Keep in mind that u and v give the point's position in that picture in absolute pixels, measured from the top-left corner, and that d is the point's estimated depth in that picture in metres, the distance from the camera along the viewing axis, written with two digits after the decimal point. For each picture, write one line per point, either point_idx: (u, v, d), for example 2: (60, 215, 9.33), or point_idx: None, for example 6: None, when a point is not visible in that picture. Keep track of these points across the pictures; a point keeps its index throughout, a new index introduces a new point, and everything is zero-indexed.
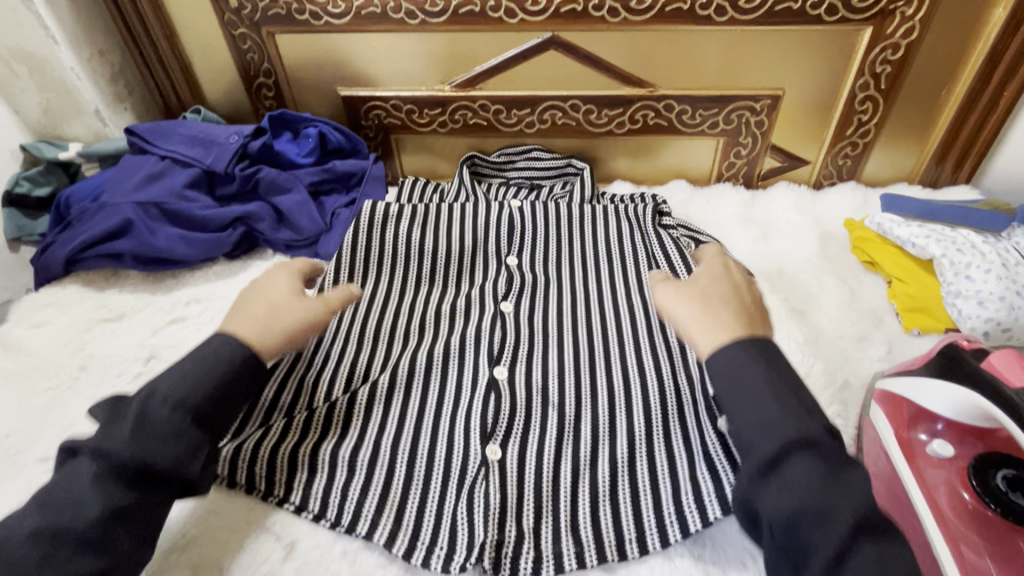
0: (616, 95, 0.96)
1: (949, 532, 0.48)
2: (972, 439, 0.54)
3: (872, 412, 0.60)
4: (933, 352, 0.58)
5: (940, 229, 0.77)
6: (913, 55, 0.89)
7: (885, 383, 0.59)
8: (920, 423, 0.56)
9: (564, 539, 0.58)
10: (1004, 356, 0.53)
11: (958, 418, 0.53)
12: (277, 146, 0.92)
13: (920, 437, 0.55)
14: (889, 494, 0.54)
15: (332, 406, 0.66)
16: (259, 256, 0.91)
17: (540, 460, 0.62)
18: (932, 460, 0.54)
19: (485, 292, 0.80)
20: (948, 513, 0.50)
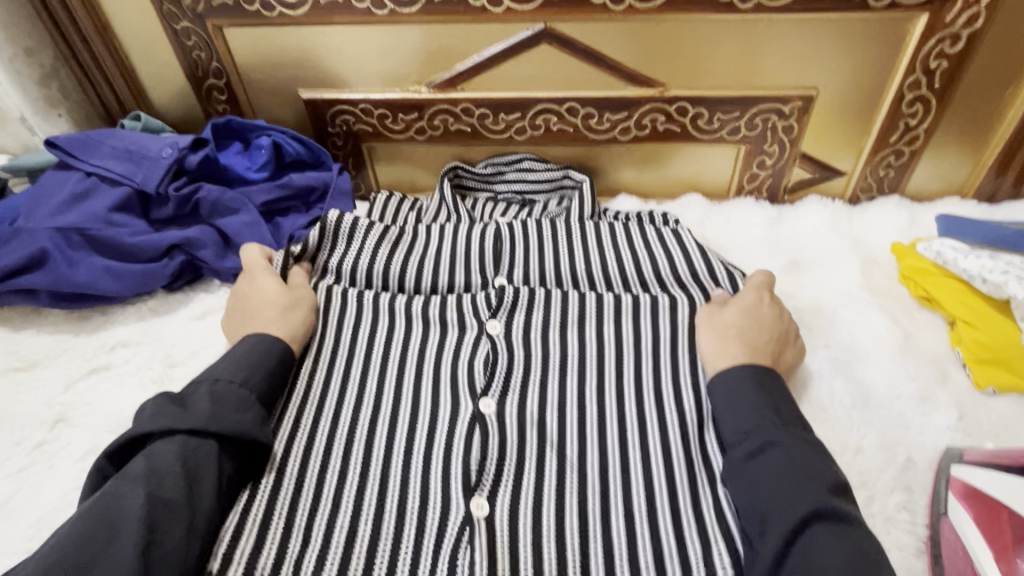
0: (620, 96, 0.83)
1: None
2: None
3: (949, 511, 0.48)
4: None
5: (1019, 262, 0.63)
6: (975, 47, 0.75)
7: (967, 477, 0.47)
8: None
9: None
10: None
11: None
12: (223, 159, 0.79)
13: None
14: None
15: (286, 457, 0.57)
16: (204, 288, 0.78)
17: (541, 514, 0.54)
18: None
19: (466, 309, 0.70)
20: None
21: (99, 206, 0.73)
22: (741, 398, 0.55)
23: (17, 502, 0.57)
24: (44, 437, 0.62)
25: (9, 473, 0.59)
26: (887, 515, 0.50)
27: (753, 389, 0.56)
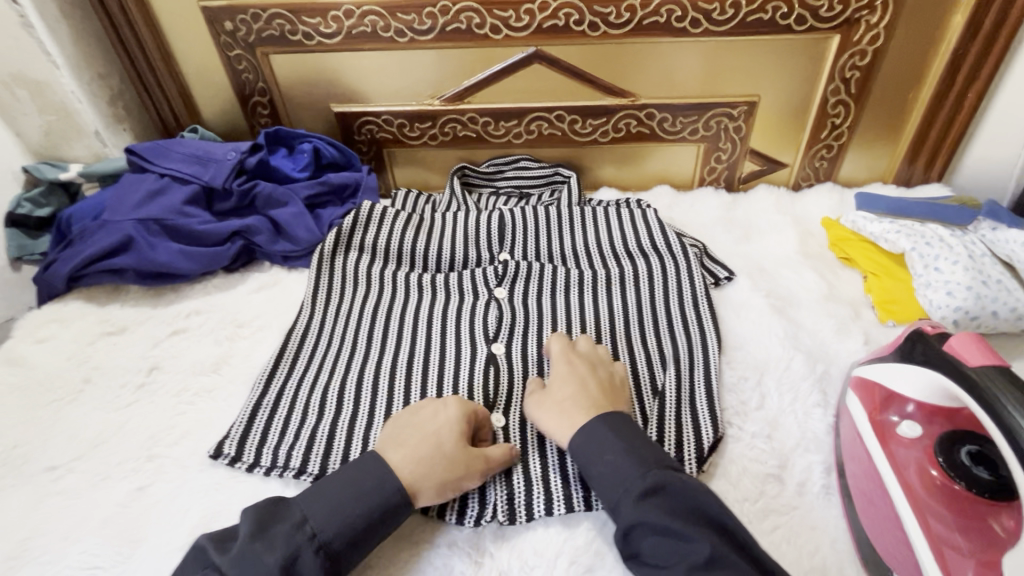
0: (599, 105, 1.00)
1: (918, 507, 0.52)
2: (940, 419, 0.57)
3: (846, 397, 0.62)
4: (901, 338, 0.59)
5: (910, 225, 0.81)
6: (880, 59, 0.94)
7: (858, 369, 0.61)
8: (892, 406, 0.59)
9: (575, 483, 0.62)
10: (964, 339, 0.52)
11: (926, 400, 0.56)
12: (272, 162, 0.96)
13: (891, 419, 0.58)
14: (860, 471, 0.57)
15: (344, 386, 0.73)
16: (258, 269, 0.93)
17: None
18: (904, 440, 0.56)
19: (478, 280, 0.86)
20: (919, 489, 0.53)
21: (173, 200, 0.89)
22: (592, 449, 0.57)
23: (126, 429, 0.71)
24: (142, 381, 0.77)
25: (120, 407, 0.74)
26: (808, 409, 0.66)
27: (604, 446, 0.57)
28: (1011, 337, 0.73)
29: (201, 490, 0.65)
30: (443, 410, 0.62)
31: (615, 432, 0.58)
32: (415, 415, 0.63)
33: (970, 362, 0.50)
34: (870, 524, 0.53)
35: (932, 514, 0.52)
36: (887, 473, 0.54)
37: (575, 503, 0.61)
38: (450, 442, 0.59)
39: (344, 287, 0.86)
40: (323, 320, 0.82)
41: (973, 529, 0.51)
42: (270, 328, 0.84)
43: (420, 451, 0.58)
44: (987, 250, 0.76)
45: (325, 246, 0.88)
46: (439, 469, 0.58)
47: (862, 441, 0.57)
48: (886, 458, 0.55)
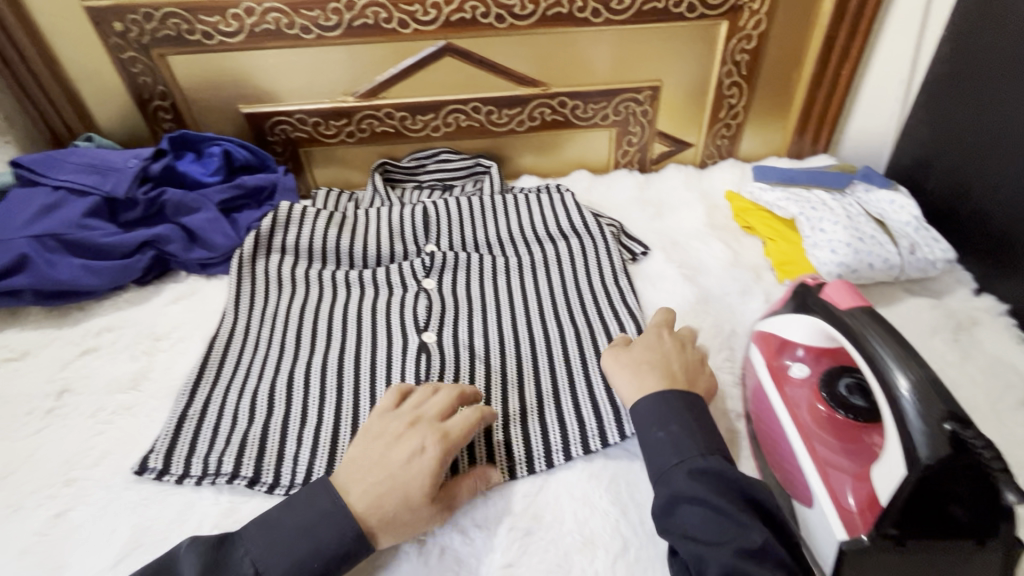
0: (513, 95, 1.03)
1: (805, 438, 0.57)
2: (826, 358, 0.63)
3: (751, 351, 0.69)
4: (789, 293, 0.66)
5: (798, 192, 0.90)
6: (765, 42, 1.02)
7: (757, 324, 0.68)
8: (785, 352, 0.65)
9: (512, 446, 0.65)
10: (837, 287, 0.58)
11: (810, 342, 0.62)
12: (180, 167, 0.92)
13: (784, 363, 0.64)
14: (761, 415, 0.63)
15: (272, 388, 0.72)
16: (173, 280, 0.90)
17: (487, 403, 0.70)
18: (794, 381, 0.62)
19: (405, 273, 0.87)
20: (807, 422, 0.59)
21: (70, 213, 0.83)
22: (650, 421, 0.58)
23: (37, 457, 0.67)
24: (53, 406, 0.72)
25: (27, 435, 0.69)
26: (719, 364, 0.73)
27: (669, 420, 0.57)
28: (887, 285, 0.83)
29: (127, 508, 0.62)
30: (422, 455, 0.57)
31: (691, 411, 0.58)
32: (392, 449, 0.58)
33: (840, 306, 0.56)
34: (775, 463, 0.59)
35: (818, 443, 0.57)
36: (780, 413, 0.60)
37: (518, 470, 0.64)
38: (419, 495, 0.56)
39: (268, 290, 0.84)
40: (248, 325, 0.80)
41: (856, 453, 0.55)
42: (191, 338, 0.81)
43: (389, 503, 0.55)
44: (862, 211, 0.85)
45: (245, 251, 0.86)
46: (403, 522, 0.55)
47: (761, 387, 0.64)
48: (777, 399, 0.61)
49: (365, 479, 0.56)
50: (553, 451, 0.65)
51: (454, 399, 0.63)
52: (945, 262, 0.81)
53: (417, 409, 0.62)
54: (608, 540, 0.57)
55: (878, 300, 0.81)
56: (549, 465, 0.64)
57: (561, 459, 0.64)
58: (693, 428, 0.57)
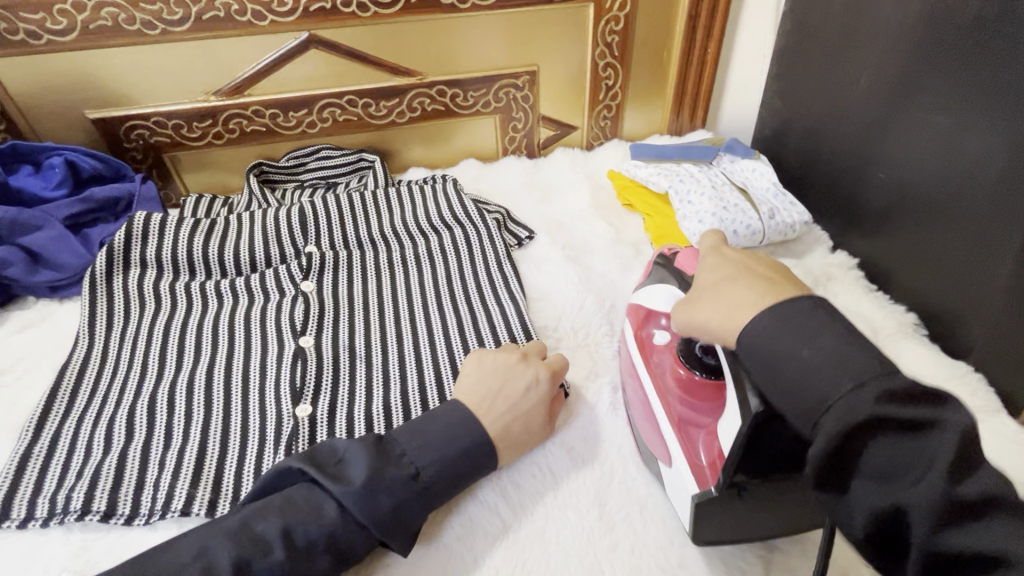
0: (389, 85, 1.00)
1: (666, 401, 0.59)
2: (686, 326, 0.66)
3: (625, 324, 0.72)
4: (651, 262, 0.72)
5: (669, 167, 0.93)
6: (633, 23, 1.05)
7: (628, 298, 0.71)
8: (651, 322, 0.68)
9: None
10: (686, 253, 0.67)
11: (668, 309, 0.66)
12: (14, 182, 0.83)
13: (651, 332, 0.67)
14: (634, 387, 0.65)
15: (131, 413, 0.67)
16: (19, 306, 0.81)
17: (371, 404, 0.68)
18: (658, 348, 0.65)
19: (283, 277, 0.83)
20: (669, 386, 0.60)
21: None
22: (780, 343, 0.44)
23: None
24: None
25: None
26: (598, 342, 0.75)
27: (814, 334, 0.43)
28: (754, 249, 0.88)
29: None
30: (538, 383, 0.63)
31: (830, 318, 0.44)
32: (514, 378, 0.63)
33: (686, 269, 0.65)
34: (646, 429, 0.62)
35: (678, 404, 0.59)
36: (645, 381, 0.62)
37: None
38: (537, 420, 0.62)
39: (129, 308, 0.78)
40: (107, 347, 0.74)
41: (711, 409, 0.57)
42: (41, 368, 0.74)
43: (513, 426, 0.60)
44: (727, 180, 0.89)
45: (97, 268, 0.79)
46: (520, 445, 0.60)
47: (631, 359, 0.66)
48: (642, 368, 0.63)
49: (507, 406, 0.60)
50: None
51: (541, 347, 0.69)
52: (801, 224, 0.86)
53: (520, 347, 0.68)
54: (488, 523, 0.58)
55: None
56: None
57: None
58: (841, 336, 0.42)
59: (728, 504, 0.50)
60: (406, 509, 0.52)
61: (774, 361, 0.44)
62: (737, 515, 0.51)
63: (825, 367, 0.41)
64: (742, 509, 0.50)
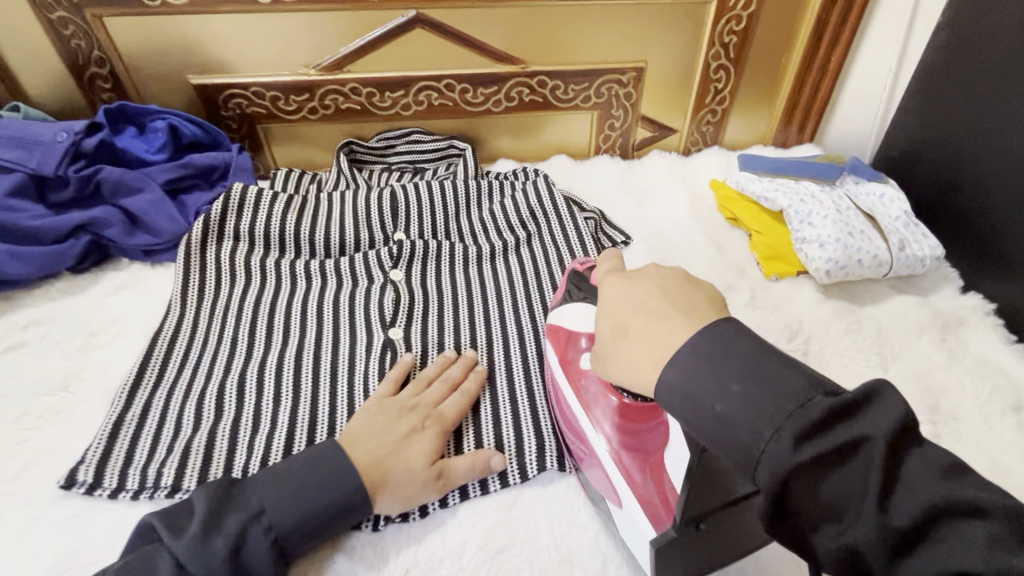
0: (490, 72, 0.96)
1: (622, 465, 0.52)
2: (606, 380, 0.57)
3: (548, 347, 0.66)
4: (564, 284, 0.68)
5: (786, 183, 0.86)
6: (755, 24, 0.97)
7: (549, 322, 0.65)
8: (573, 347, 0.62)
9: None
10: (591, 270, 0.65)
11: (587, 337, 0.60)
12: (119, 143, 0.83)
13: (576, 358, 0.61)
14: (568, 423, 0.60)
15: (221, 391, 0.65)
16: (113, 267, 0.81)
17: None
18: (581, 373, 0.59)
19: (372, 263, 0.81)
20: (617, 447, 0.53)
21: None
22: (703, 380, 0.40)
23: None
24: None
25: None
26: None
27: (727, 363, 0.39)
28: (873, 282, 0.80)
29: (56, 527, 0.55)
30: (423, 430, 0.58)
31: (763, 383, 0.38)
32: (394, 423, 0.58)
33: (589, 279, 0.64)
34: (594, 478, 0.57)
35: (628, 468, 0.52)
36: (588, 434, 0.56)
37: (492, 483, 0.59)
38: (420, 460, 0.56)
39: (220, 280, 0.77)
40: (197, 319, 0.73)
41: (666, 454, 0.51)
42: (132, 333, 0.73)
43: (391, 467, 0.55)
44: (851, 204, 0.82)
45: (193, 237, 0.78)
46: (403, 485, 0.54)
47: (564, 396, 0.61)
48: (581, 411, 0.57)
49: (374, 443, 0.56)
50: (529, 462, 0.60)
51: (455, 378, 0.64)
52: (933, 258, 0.78)
53: (416, 393, 0.62)
54: (587, 559, 0.54)
55: (865, 297, 0.79)
56: (528, 479, 0.60)
57: (536, 469, 0.60)
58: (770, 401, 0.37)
59: (681, 543, 0.47)
60: (256, 564, 0.48)
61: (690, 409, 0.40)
62: (699, 550, 0.47)
63: (740, 414, 0.37)
64: (695, 544, 0.47)
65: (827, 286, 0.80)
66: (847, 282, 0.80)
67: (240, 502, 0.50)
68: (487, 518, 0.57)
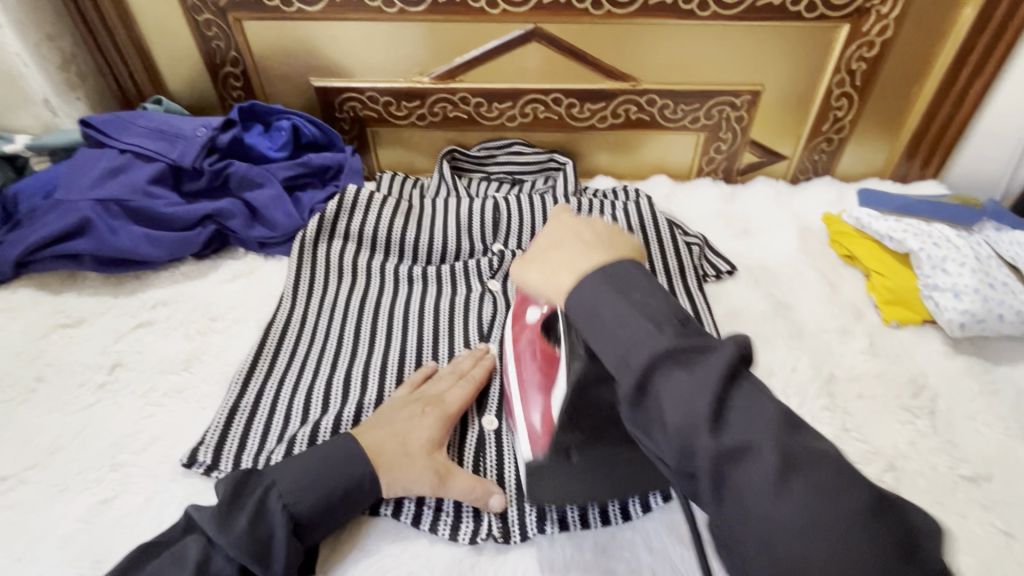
0: (599, 88, 0.95)
1: (528, 392, 0.59)
2: (530, 331, 0.62)
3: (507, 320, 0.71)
4: None
5: (916, 224, 0.80)
6: (888, 50, 0.91)
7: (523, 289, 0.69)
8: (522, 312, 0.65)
9: None
10: None
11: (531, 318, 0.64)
12: (247, 139, 0.88)
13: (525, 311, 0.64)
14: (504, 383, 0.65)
15: (327, 386, 0.67)
16: (231, 256, 0.86)
17: None
18: (522, 324, 0.64)
19: (471, 271, 0.82)
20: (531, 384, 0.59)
21: (135, 178, 0.80)
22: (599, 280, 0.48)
23: (89, 431, 0.64)
24: (104, 380, 0.69)
25: (78, 408, 0.66)
26: (816, 414, 0.65)
27: (631, 287, 0.47)
28: (1011, 340, 0.73)
29: (175, 503, 0.58)
30: (426, 416, 0.60)
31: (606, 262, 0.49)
32: (399, 409, 0.61)
33: None
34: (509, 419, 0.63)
35: (532, 399, 0.58)
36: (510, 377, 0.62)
37: (591, 516, 0.57)
38: (420, 445, 0.57)
39: (329, 278, 0.80)
40: (306, 313, 0.76)
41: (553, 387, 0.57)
42: (247, 321, 0.77)
43: (387, 446, 0.57)
44: (992, 252, 0.76)
45: (308, 233, 0.82)
46: (401, 467, 0.56)
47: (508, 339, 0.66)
48: (510, 337, 0.65)
49: (381, 427, 0.58)
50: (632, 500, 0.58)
51: (465, 368, 0.66)
52: None
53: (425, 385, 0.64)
54: None
55: (1001, 356, 0.72)
56: (631, 517, 0.57)
57: (639, 510, 0.57)
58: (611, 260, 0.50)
59: (555, 467, 0.53)
60: (275, 535, 0.50)
61: (598, 323, 0.46)
62: (588, 481, 0.53)
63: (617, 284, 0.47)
64: (574, 476, 0.53)
65: (956, 340, 0.74)
66: (980, 336, 0.73)
67: (258, 479, 0.54)
68: (585, 553, 0.55)
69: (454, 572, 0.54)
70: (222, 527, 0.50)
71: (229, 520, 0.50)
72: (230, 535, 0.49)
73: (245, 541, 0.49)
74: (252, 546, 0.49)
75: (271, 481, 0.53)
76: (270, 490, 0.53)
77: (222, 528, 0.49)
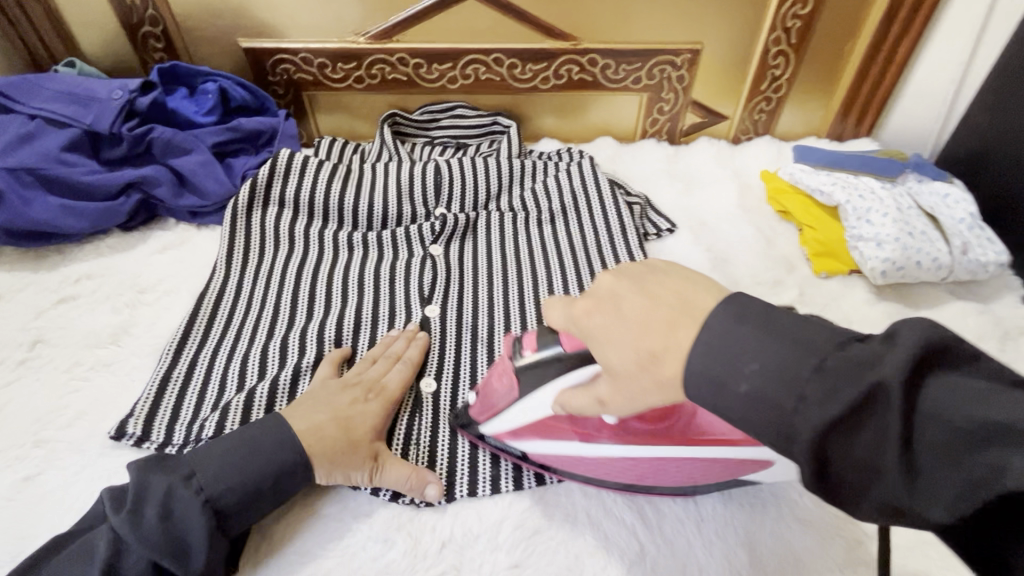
0: (539, 48, 0.94)
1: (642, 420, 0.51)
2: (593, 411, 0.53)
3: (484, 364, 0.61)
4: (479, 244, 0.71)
5: (844, 178, 0.82)
6: (821, 7, 0.92)
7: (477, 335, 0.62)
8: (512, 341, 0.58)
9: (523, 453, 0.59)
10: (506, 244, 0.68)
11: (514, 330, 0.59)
12: (170, 103, 0.84)
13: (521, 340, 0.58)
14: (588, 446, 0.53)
15: (263, 353, 0.66)
16: (160, 226, 0.83)
17: None
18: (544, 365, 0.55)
19: (413, 235, 0.81)
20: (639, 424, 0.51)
21: (47, 145, 0.76)
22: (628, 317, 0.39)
23: (8, 409, 0.61)
24: (24, 357, 0.66)
25: None
26: None
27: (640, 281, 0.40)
28: (931, 286, 0.77)
29: (103, 475, 0.56)
30: (367, 400, 0.59)
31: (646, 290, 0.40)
32: (338, 393, 0.59)
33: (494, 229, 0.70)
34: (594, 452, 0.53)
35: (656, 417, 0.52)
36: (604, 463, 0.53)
37: (527, 476, 0.57)
38: (362, 431, 0.56)
39: (264, 245, 0.78)
40: (241, 282, 0.74)
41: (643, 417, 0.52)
42: (179, 291, 0.75)
43: (329, 433, 0.55)
44: (913, 203, 0.79)
45: (240, 201, 0.79)
46: (338, 454, 0.54)
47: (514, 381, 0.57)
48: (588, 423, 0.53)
49: (322, 411, 0.56)
50: None
51: (397, 352, 0.65)
52: (998, 264, 0.75)
53: (360, 369, 0.62)
54: (622, 545, 0.53)
55: (920, 301, 0.76)
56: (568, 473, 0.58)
57: None
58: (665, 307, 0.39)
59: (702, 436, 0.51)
60: (189, 530, 0.48)
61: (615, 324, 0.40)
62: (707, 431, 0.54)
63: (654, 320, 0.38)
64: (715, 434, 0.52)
65: (880, 288, 0.77)
66: (902, 283, 0.77)
67: (172, 465, 0.52)
68: (518, 504, 0.56)
69: (390, 527, 0.54)
70: (132, 523, 0.48)
71: (139, 513, 0.48)
72: (134, 531, 0.47)
73: (155, 538, 0.47)
74: (162, 540, 0.47)
75: (188, 469, 0.51)
76: (187, 480, 0.50)
77: (130, 526, 0.47)
